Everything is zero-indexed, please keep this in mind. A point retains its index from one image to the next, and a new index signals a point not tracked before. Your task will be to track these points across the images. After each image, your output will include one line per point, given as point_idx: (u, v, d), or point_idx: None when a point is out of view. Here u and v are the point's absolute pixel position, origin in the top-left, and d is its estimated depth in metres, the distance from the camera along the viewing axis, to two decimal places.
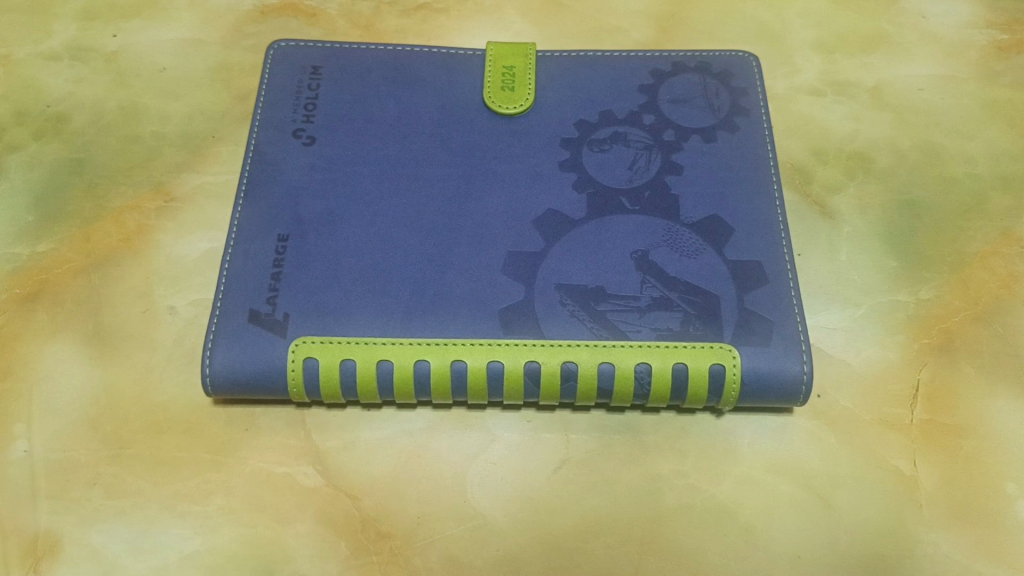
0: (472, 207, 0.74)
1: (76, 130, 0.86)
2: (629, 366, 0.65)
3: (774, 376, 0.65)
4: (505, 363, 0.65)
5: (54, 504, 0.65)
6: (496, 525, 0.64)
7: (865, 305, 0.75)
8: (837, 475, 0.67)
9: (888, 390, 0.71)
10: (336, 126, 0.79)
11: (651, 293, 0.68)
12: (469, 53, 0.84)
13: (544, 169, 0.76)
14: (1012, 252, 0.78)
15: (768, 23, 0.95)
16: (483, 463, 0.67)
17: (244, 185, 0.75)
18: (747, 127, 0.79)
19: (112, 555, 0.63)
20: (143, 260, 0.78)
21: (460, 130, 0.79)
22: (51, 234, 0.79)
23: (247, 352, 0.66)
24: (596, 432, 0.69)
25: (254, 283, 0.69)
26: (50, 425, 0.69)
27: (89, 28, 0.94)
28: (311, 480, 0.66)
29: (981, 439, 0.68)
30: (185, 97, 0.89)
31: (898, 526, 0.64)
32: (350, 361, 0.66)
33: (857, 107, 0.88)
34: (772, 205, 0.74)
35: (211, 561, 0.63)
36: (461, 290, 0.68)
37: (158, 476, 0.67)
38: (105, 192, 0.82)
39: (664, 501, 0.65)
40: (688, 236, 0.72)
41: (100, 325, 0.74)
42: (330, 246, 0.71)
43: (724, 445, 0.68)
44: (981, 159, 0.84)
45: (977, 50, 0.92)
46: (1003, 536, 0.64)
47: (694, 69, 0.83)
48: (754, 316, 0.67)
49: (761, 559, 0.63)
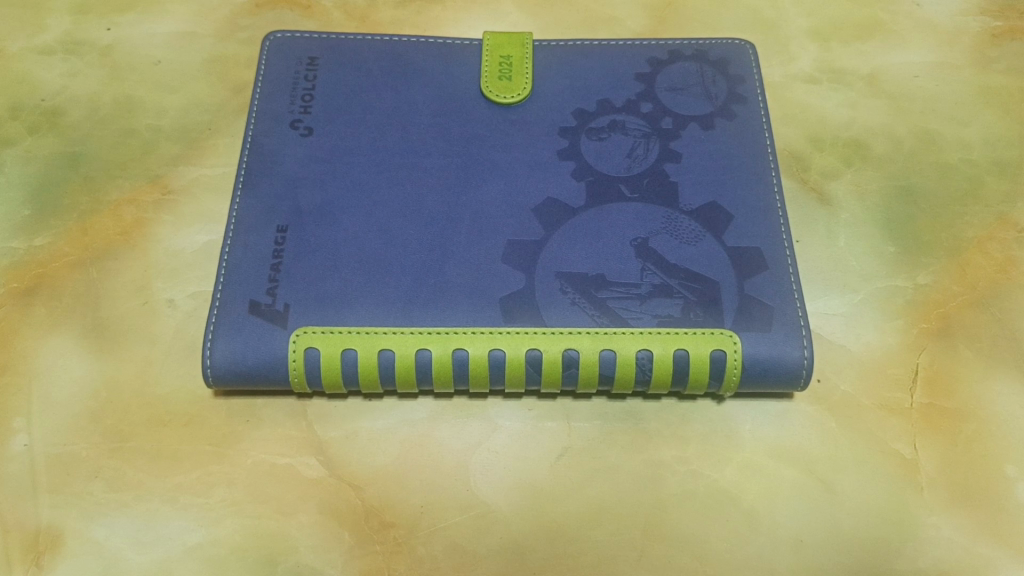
0: (471, 196, 0.74)
1: (71, 124, 0.86)
2: (630, 353, 0.65)
3: (775, 361, 0.65)
4: (506, 352, 0.65)
5: (55, 498, 0.65)
6: (500, 513, 0.65)
7: (864, 291, 0.75)
8: (838, 460, 0.67)
9: (888, 374, 0.71)
10: (333, 117, 0.78)
11: (652, 280, 0.68)
12: (465, 43, 0.84)
13: (542, 158, 0.76)
14: (1009, 237, 0.78)
15: (764, 12, 0.95)
16: (485, 451, 0.67)
17: (242, 177, 0.74)
18: (745, 115, 0.79)
19: (115, 548, 0.63)
20: (141, 253, 0.77)
21: (457, 120, 0.79)
22: (47, 228, 0.78)
23: (248, 342, 0.66)
24: (597, 420, 0.69)
25: (254, 274, 0.68)
26: (50, 420, 0.68)
27: (83, 22, 0.94)
28: (313, 470, 0.66)
29: (980, 422, 0.69)
30: (180, 90, 0.88)
31: (900, 510, 0.65)
32: (352, 351, 0.65)
33: (853, 94, 0.88)
34: (771, 192, 0.74)
35: (214, 552, 0.63)
36: (461, 279, 0.68)
37: (159, 469, 0.66)
38: (101, 185, 0.81)
39: (667, 488, 0.66)
40: (688, 223, 0.72)
41: (99, 319, 0.73)
42: (330, 237, 0.71)
43: (726, 431, 0.68)
44: (976, 145, 0.85)
45: (971, 36, 0.93)
46: (1005, 518, 0.64)
47: (690, 57, 0.83)
48: (753, 302, 0.67)
49: (763, 544, 0.63)
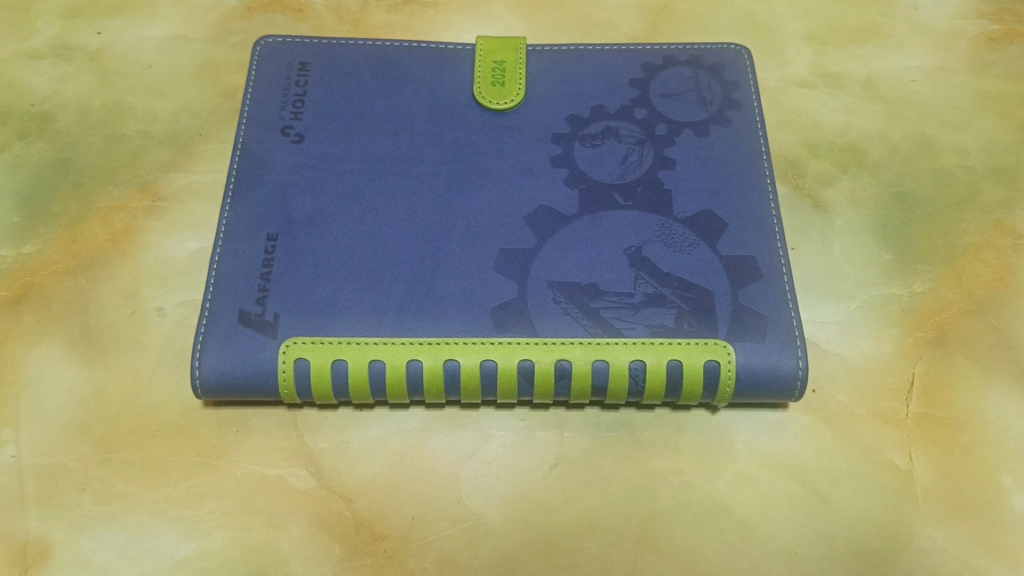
0: (463, 204, 0.73)
1: (60, 129, 0.85)
2: (624, 364, 0.64)
3: (769, 372, 0.65)
4: (498, 362, 0.64)
5: (43, 510, 0.64)
6: (491, 525, 0.64)
7: (859, 298, 0.75)
8: (832, 470, 0.66)
9: (883, 383, 0.70)
10: (324, 123, 0.78)
11: (645, 289, 0.68)
12: (458, 48, 0.84)
13: (535, 164, 0.75)
14: (1006, 244, 0.78)
15: (759, 15, 0.94)
16: (477, 462, 0.67)
17: (232, 184, 0.74)
18: (740, 121, 0.78)
19: (103, 561, 0.62)
20: (130, 261, 0.77)
21: (449, 126, 0.78)
22: (36, 236, 0.78)
23: (238, 353, 0.65)
24: (590, 430, 0.68)
25: (243, 283, 0.68)
26: (37, 430, 0.68)
27: (73, 26, 0.93)
28: (304, 481, 0.66)
29: (976, 432, 0.68)
30: (170, 95, 0.88)
31: (895, 521, 0.64)
32: (342, 362, 0.65)
33: (849, 99, 0.87)
34: (766, 199, 0.73)
35: (203, 565, 0.62)
36: (453, 288, 0.68)
37: (149, 480, 0.66)
38: (90, 192, 0.81)
39: (660, 499, 0.65)
40: (681, 231, 0.71)
41: (88, 327, 0.73)
42: (321, 245, 0.70)
43: (720, 441, 0.68)
44: (972, 150, 0.84)
45: (968, 40, 0.92)
46: (1000, 530, 0.64)
47: (685, 62, 0.83)
48: (748, 311, 0.67)
49: (757, 556, 0.63)
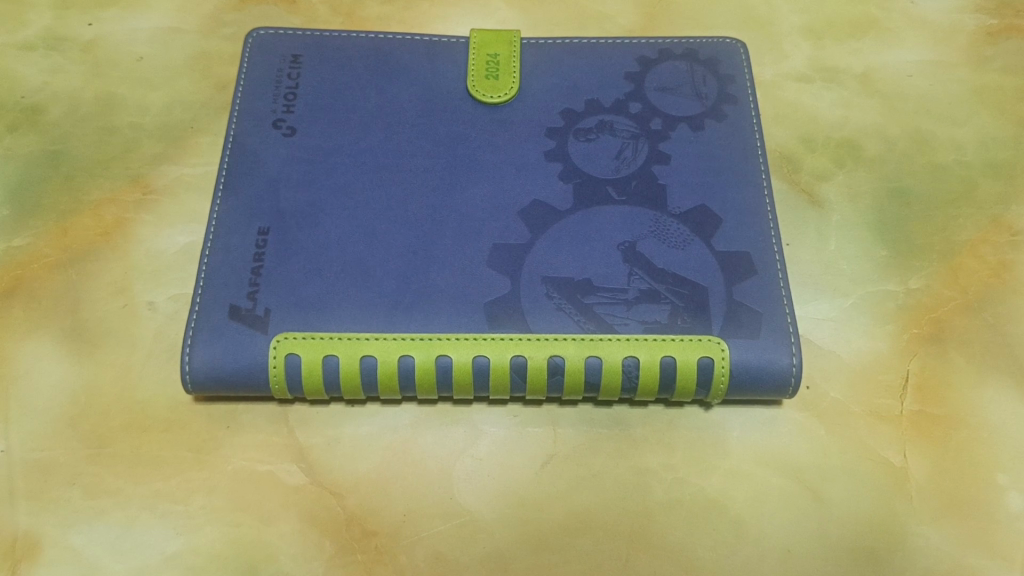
0: (456, 198, 0.72)
1: (51, 122, 0.84)
2: (616, 360, 0.64)
3: (763, 368, 0.64)
4: (491, 358, 0.64)
5: (33, 505, 0.64)
6: (483, 522, 0.64)
7: (854, 295, 0.74)
8: (826, 468, 0.66)
9: (878, 380, 0.70)
10: (316, 116, 0.77)
11: (639, 285, 0.67)
12: (452, 41, 0.83)
13: (529, 159, 0.75)
14: (1003, 240, 0.77)
15: (757, 8, 0.94)
16: (469, 459, 0.66)
17: (223, 178, 0.73)
18: (736, 116, 0.78)
19: (92, 556, 0.62)
20: (121, 254, 0.76)
21: (443, 120, 0.77)
22: (27, 229, 0.77)
23: (228, 348, 0.64)
24: (583, 426, 0.68)
25: (234, 277, 0.67)
26: (27, 425, 0.67)
27: (64, 17, 0.92)
28: (295, 477, 0.65)
29: (972, 429, 0.68)
30: (162, 87, 0.87)
31: (889, 519, 0.64)
32: (334, 358, 0.64)
33: (846, 94, 0.87)
34: (761, 195, 0.73)
35: (193, 561, 0.62)
36: (446, 283, 0.67)
37: (139, 475, 0.65)
38: (81, 184, 0.80)
39: (653, 496, 0.65)
40: (676, 226, 0.71)
41: (78, 321, 0.72)
42: (313, 240, 0.70)
43: (713, 438, 0.67)
44: (970, 145, 0.84)
45: (966, 35, 0.91)
46: (995, 528, 0.64)
47: (681, 56, 0.82)
48: (742, 307, 0.66)
49: (751, 553, 0.63)
